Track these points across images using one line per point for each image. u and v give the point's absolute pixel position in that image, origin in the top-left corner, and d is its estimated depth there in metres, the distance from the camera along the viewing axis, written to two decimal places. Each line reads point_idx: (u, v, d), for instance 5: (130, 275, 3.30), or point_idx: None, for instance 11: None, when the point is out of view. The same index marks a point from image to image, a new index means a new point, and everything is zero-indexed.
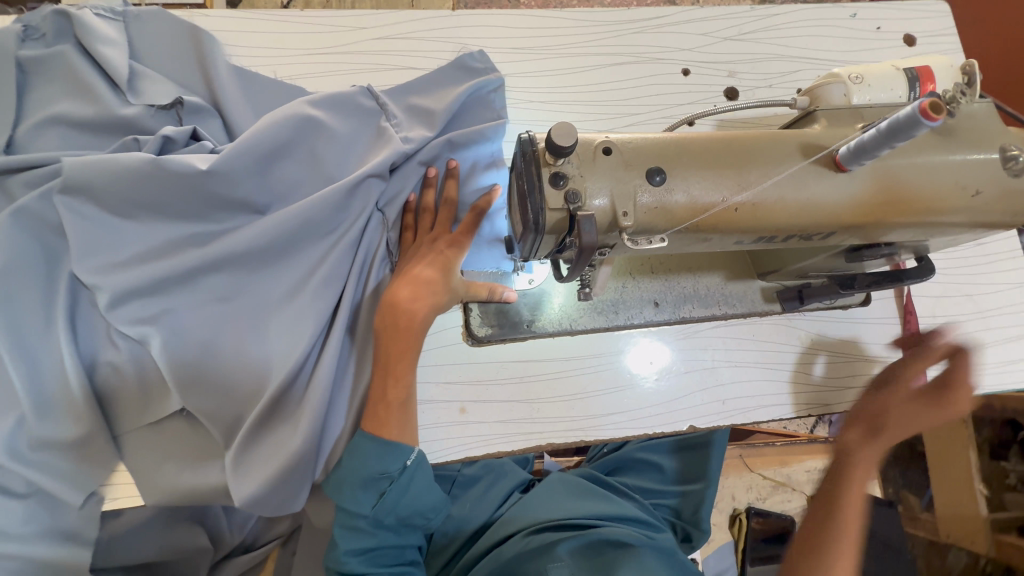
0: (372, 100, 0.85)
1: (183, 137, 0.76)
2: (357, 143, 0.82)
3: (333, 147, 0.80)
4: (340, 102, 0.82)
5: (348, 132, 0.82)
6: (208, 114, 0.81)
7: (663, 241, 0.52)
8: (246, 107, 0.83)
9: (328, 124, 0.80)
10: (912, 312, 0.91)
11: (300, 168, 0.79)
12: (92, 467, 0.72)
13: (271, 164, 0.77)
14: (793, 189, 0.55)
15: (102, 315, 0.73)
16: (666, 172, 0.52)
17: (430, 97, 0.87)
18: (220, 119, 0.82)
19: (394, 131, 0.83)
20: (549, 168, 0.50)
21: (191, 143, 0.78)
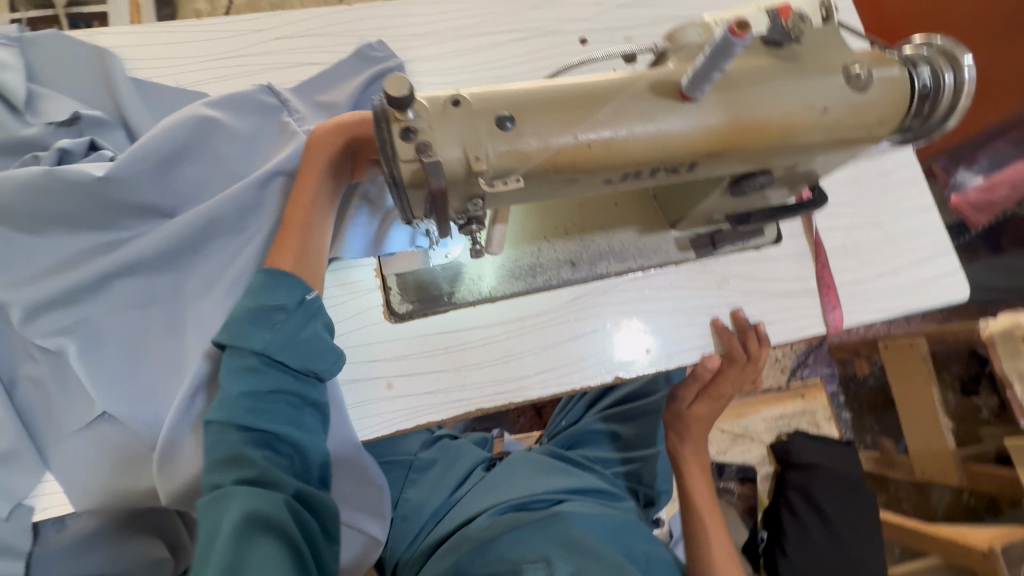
0: (274, 98, 0.87)
1: (81, 149, 0.78)
2: (262, 141, 0.85)
3: (235, 146, 0.82)
4: (239, 102, 0.84)
5: (250, 131, 0.84)
6: (110, 126, 0.83)
7: (520, 181, 0.55)
8: (148, 115, 0.85)
9: (228, 123, 0.81)
10: (821, 245, 0.94)
11: (203, 170, 0.81)
12: (18, 479, 0.73)
13: (172, 167, 0.78)
14: (643, 122, 0.57)
15: (17, 332, 0.74)
16: (516, 117, 0.54)
17: (332, 89, 0.89)
18: (125, 130, 0.84)
19: (297, 125, 0.85)
20: (398, 123, 0.52)
21: (91, 153, 0.80)
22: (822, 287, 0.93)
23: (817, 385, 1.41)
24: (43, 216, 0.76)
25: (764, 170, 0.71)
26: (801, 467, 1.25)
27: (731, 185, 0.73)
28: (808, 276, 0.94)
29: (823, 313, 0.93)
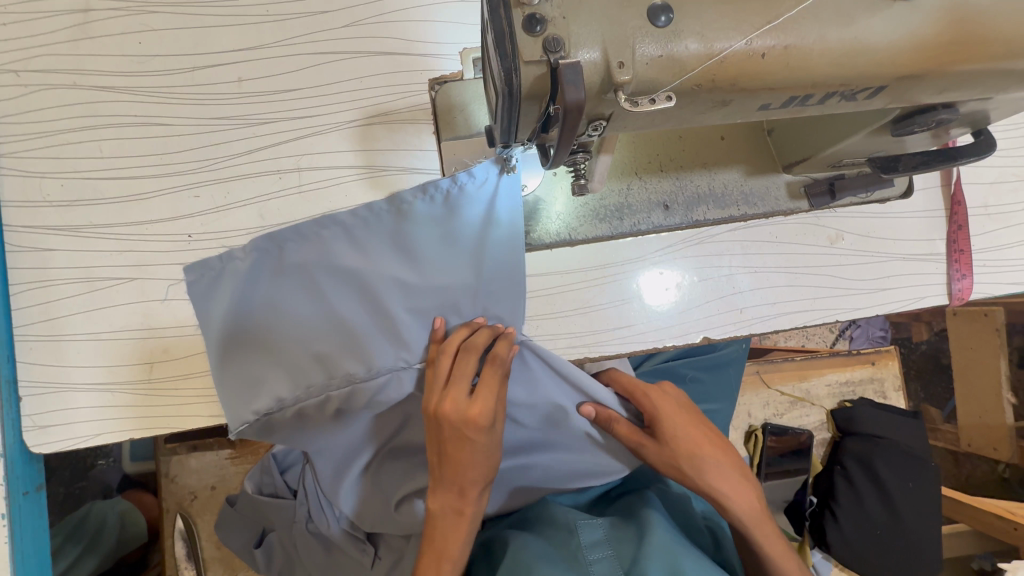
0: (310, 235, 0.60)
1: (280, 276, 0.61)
2: (374, 224, 0.61)
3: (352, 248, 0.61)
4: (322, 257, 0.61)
5: (365, 228, 0.61)
6: (312, 240, 0.61)
7: (671, 99, 0.42)
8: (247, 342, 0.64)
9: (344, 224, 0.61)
10: (959, 202, 0.80)
11: (295, 293, 0.62)
12: (69, 405, 0.69)
13: (275, 281, 0.61)
14: (834, 27, 0.43)
15: (66, 261, 0.70)
16: (673, 10, 0.41)
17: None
18: (163, 28, 0.73)
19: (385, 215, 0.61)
20: (521, 9, 0.39)
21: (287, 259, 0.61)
22: (952, 252, 0.81)
23: (888, 353, 1.31)
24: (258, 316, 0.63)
25: (948, 103, 0.55)
26: (863, 436, 1.19)
27: (895, 121, 0.59)
28: (937, 237, 0.81)
29: (948, 282, 0.81)
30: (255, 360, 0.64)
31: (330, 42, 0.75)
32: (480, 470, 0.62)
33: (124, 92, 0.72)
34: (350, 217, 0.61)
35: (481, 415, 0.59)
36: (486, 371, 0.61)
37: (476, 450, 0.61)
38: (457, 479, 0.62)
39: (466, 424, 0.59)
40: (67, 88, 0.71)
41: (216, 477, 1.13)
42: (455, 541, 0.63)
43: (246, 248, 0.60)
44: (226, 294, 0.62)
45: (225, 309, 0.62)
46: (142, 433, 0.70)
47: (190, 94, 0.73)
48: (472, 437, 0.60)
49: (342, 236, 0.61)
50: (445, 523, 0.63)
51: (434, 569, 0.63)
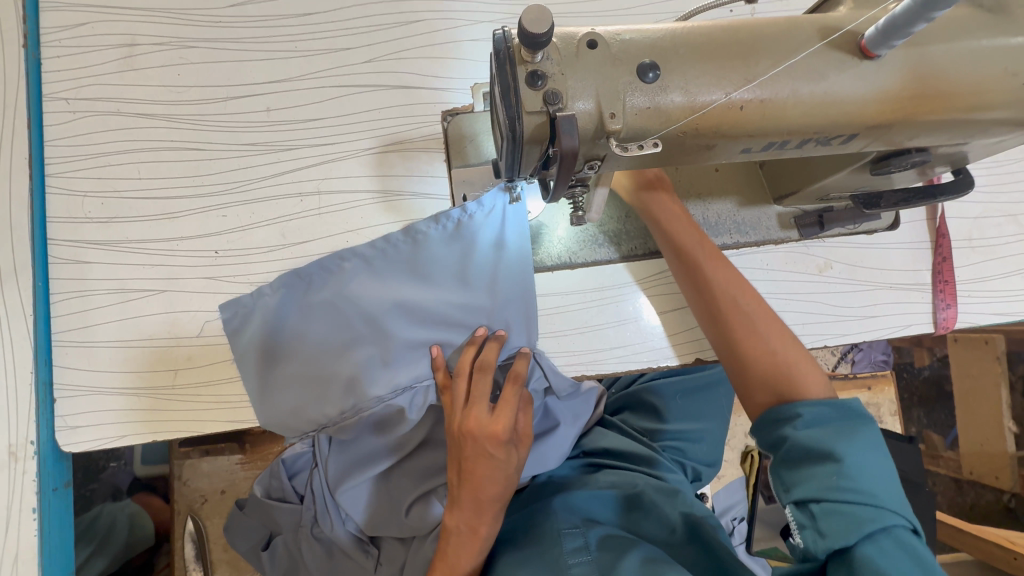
0: (335, 265, 0.69)
1: (308, 302, 0.69)
2: (390, 255, 0.70)
3: (370, 276, 0.69)
4: (345, 283, 0.69)
5: (381, 257, 0.69)
6: (335, 269, 0.69)
7: (657, 146, 0.47)
8: (281, 364, 0.71)
9: (362, 255, 0.69)
10: (944, 235, 0.84)
11: (320, 318, 0.70)
12: (99, 407, 0.74)
13: (304, 309, 0.70)
14: (807, 82, 0.48)
15: (103, 273, 0.76)
16: (661, 67, 0.46)
17: (417, 32, 0.82)
18: (199, 62, 0.79)
19: (400, 243, 0.69)
20: (525, 65, 0.44)
21: (314, 287, 0.69)
22: (937, 282, 0.84)
23: (885, 378, 1.33)
24: (289, 343, 0.70)
25: (920, 147, 0.59)
26: None
27: (874, 161, 0.63)
28: (922, 268, 0.84)
29: (933, 311, 0.84)
30: (289, 385, 0.72)
31: (352, 76, 0.81)
32: (498, 486, 0.69)
33: (163, 118, 0.78)
34: (369, 250, 0.69)
35: (503, 429, 0.67)
36: (506, 390, 0.70)
37: (494, 467, 0.68)
38: (475, 497, 0.69)
39: (489, 438, 0.67)
40: (111, 115, 0.78)
41: (227, 482, 1.17)
42: (468, 556, 0.71)
43: (276, 286, 0.69)
44: (261, 325, 0.70)
45: (261, 341, 0.70)
46: (164, 435, 0.75)
47: (222, 122, 0.79)
48: (493, 452, 0.68)
49: (361, 266, 0.69)
50: (461, 542, 0.70)
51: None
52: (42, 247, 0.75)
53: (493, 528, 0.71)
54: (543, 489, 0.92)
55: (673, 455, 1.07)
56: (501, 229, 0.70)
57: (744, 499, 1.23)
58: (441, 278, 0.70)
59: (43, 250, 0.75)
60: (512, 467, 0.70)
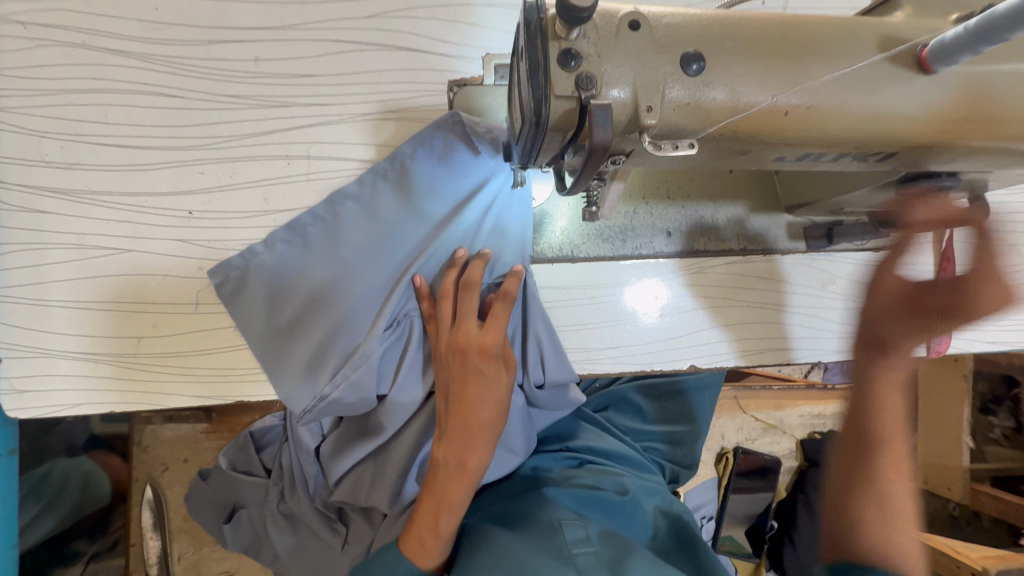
0: (325, 203, 0.71)
1: (301, 241, 0.70)
2: (377, 191, 0.70)
3: (357, 212, 0.70)
4: (334, 219, 0.70)
5: (366, 190, 0.71)
6: (327, 204, 0.71)
7: (694, 146, 0.42)
8: (280, 318, 0.69)
9: (348, 190, 0.71)
10: (949, 259, 0.82)
11: (311, 260, 0.69)
12: (50, 371, 0.68)
13: (297, 252, 0.70)
14: (859, 93, 0.44)
15: (59, 226, 0.68)
16: (705, 59, 0.41)
17: None
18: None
19: (383, 174, 0.71)
20: (558, 42, 0.39)
21: (307, 225, 0.70)
22: None
23: None
24: (285, 294, 0.69)
25: (952, 172, 0.57)
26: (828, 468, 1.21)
27: (900, 181, 0.60)
28: None
29: None
30: (292, 346, 0.70)
31: (353, 30, 0.73)
32: (490, 408, 0.64)
33: (136, 57, 0.70)
34: (357, 189, 0.71)
35: (492, 342, 0.64)
36: (494, 307, 0.66)
37: (484, 386, 0.63)
38: (465, 421, 0.63)
39: (476, 352, 0.63)
40: (76, 48, 0.69)
41: (189, 450, 1.12)
42: (457, 493, 0.64)
43: (272, 241, 0.70)
44: (261, 282, 0.69)
45: (264, 299, 0.69)
46: (123, 406, 0.70)
47: (203, 68, 0.71)
48: (482, 368, 0.64)
49: (354, 207, 0.70)
50: (448, 476, 0.64)
51: (433, 517, 0.64)
52: None
53: (483, 460, 0.64)
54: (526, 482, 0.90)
55: (653, 456, 1.10)
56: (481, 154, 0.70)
57: (714, 499, 1.25)
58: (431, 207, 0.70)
59: None
60: (502, 389, 0.65)
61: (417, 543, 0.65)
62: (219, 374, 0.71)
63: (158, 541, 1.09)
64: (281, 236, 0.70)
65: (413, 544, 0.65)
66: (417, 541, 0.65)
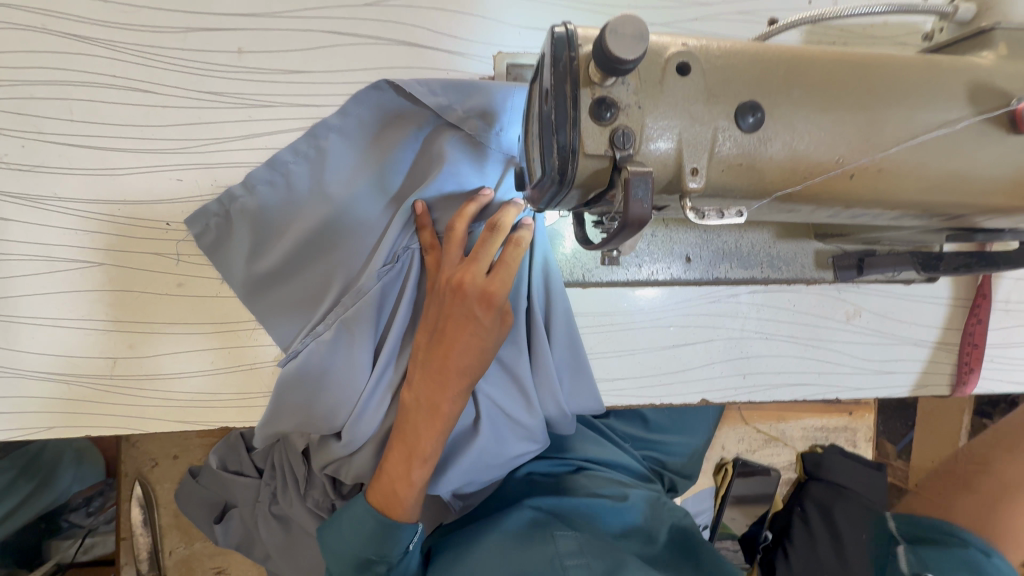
0: (306, 141, 0.59)
1: (282, 178, 0.59)
2: (366, 123, 0.59)
3: (345, 145, 0.58)
4: (318, 154, 0.59)
5: (353, 119, 0.58)
6: (312, 138, 0.59)
7: (741, 215, 0.36)
8: (264, 270, 0.61)
9: (331, 120, 0.58)
10: (986, 296, 0.76)
11: (295, 200, 0.59)
12: (21, 392, 0.64)
13: (278, 189, 0.59)
14: (937, 154, 0.38)
15: (24, 235, 0.62)
16: (763, 109, 0.35)
17: None
18: None
19: (373, 102, 0.58)
20: (592, 89, 0.33)
21: (287, 159, 0.59)
22: (964, 345, 0.78)
23: (867, 404, 1.31)
24: (269, 240, 0.60)
25: (1017, 228, 0.51)
26: (828, 484, 1.19)
27: (955, 231, 0.54)
28: (949, 327, 0.79)
29: (954, 372, 0.79)
30: (284, 303, 0.62)
31: (350, 20, 0.65)
32: (471, 357, 0.54)
33: (104, 45, 0.62)
34: (340, 120, 0.58)
35: (499, 291, 0.52)
36: (505, 250, 0.54)
37: (476, 333, 0.53)
38: (441, 364, 0.54)
39: (473, 296, 0.52)
40: (35, 31, 0.61)
41: (179, 447, 1.09)
42: (429, 437, 0.56)
43: (251, 181, 0.59)
44: (245, 235, 0.60)
45: (246, 245, 0.61)
46: (102, 428, 0.66)
47: (180, 60, 0.63)
48: (480, 317, 0.53)
49: (341, 141, 0.58)
50: (418, 419, 0.55)
51: (405, 464, 0.57)
52: None
53: (459, 409, 0.56)
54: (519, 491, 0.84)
55: (652, 465, 1.03)
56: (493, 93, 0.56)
57: (711, 508, 1.25)
58: (435, 147, 0.58)
59: None
60: (493, 339, 0.54)
61: (387, 494, 0.58)
62: (203, 399, 0.67)
63: (149, 538, 1.08)
64: (259, 177, 0.59)
65: (384, 493, 0.58)
66: (388, 490, 0.58)
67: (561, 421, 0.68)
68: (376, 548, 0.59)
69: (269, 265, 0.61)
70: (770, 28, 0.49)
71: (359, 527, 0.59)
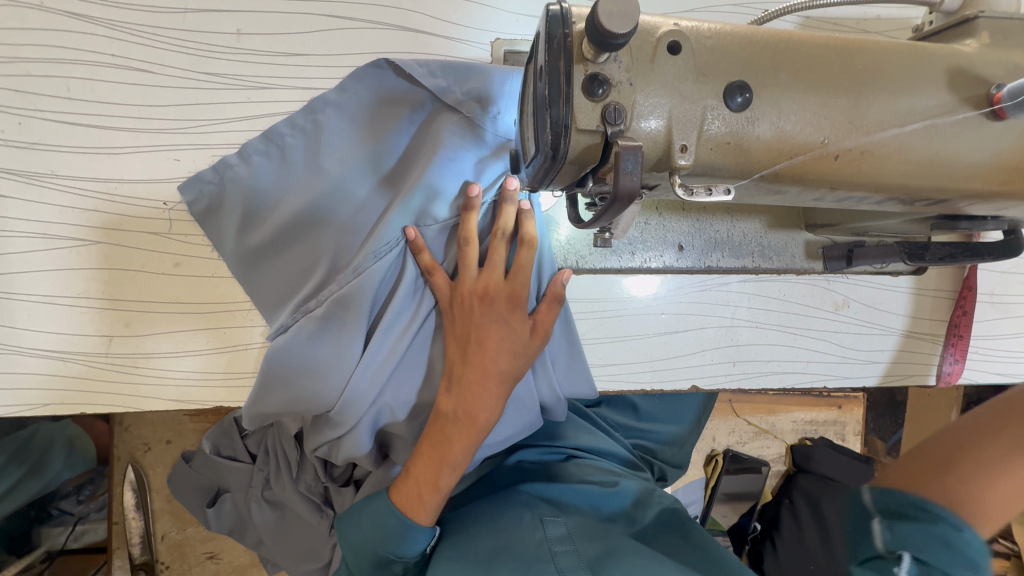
0: (302, 114, 0.58)
1: (277, 151, 0.59)
2: (363, 98, 0.58)
3: (342, 120, 0.58)
4: (315, 128, 0.58)
5: (351, 94, 0.58)
6: (309, 111, 0.58)
7: (729, 193, 0.37)
8: (255, 245, 0.60)
9: (329, 94, 0.58)
10: (971, 288, 0.78)
11: (290, 174, 0.59)
12: (18, 370, 0.64)
13: (273, 163, 0.59)
14: (919, 137, 0.39)
15: (21, 213, 0.62)
16: (751, 89, 0.36)
17: None
18: None
19: (372, 78, 0.58)
20: (585, 65, 0.33)
21: (283, 132, 0.59)
22: (950, 336, 0.80)
23: (856, 399, 1.33)
24: (262, 212, 0.60)
25: (999, 217, 0.52)
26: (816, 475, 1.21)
27: (942, 219, 0.55)
28: (937, 319, 0.80)
29: (939, 363, 0.81)
30: (274, 279, 0.62)
31: (348, 5, 0.65)
32: (506, 360, 0.57)
33: (102, 24, 0.62)
34: (339, 95, 0.58)
35: (523, 293, 0.57)
36: (519, 253, 0.57)
37: (507, 337, 0.57)
38: (480, 371, 0.57)
39: (503, 301, 0.57)
40: (33, 9, 0.61)
41: (172, 432, 1.09)
42: (461, 448, 0.57)
43: (246, 152, 0.58)
44: (238, 207, 0.60)
45: (238, 218, 0.60)
46: (98, 406, 0.66)
47: (178, 41, 0.63)
48: (508, 318, 0.57)
49: (339, 116, 0.58)
50: (455, 428, 0.57)
51: (433, 472, 0.58)
52: None
53: (493, 419, 0.58)
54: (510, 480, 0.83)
55: (642, 454, 1.04)
56: (488, 77, 0.57)
57: (701, 499, 1.26)
58: (432, 127, 0.58)
59: None
60: (522, 343, 0.58)
61: (413, 498, 0.60)
62: (198, 379, 0.67)
63: (142, 522, 1.08)
64: (253, 150, 0.58)
65: (409, 497, 0.60)
66: (414, 495, 0.59)
67: (556, 408, 0.68)
68: (393, 548, 0.61)
69: (258, 238, 0.60)
70: (761, 16, 0.50)
71: (380, 529, 0.60)
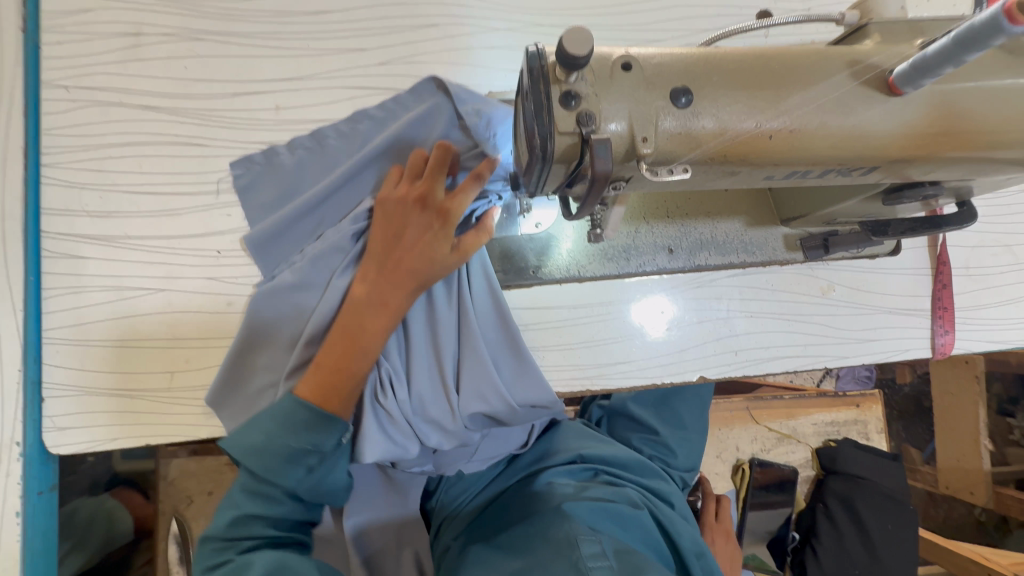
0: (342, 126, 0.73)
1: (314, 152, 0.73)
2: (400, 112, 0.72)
3: (375, 128, 0.72)
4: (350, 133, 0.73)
5: (388, 111, 0.73)
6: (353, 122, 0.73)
7: (686, 170, 0.46)
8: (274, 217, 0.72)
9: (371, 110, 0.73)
10: (945, 262, 0.86)
11: (322, 166, 0.72)
12: (90, 409, 0.72)
13: (311, 158, 0.73)
14: (836, 115, 0.48)
15: (97, 271, 0.73)
16: (693, 92, 0.46)
17: (435, 37, 0.81)
18: (201, 57, 0.77)
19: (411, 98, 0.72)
20: (559, 85, 0.44)
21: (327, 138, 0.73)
22: (936, 309, 0.86)
23: (873, 396, 1.35)
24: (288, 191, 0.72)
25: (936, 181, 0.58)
26: (844, 475, 1.21)
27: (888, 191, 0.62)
28: (921, 295, 0.86)
29: (932, 336, 0.86)
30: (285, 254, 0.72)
31: (365, 78, 0.79)
32: (426, 266, 0.61)
33: (168, 112, 0.76)
34: (381, 112, 0.73)
35: (457, 208, 0.61)
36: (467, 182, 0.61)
37: (429, 242, 0.61)
38: (397, 265, 0.61)
39: (436, 210, 0.61)
40: (112, 106, 0.75)
41: (213, 483, 1.14)
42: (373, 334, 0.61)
43: (293, 145, 0.74)
44: (275, 185, 0.73)
45: (275, 195, 0.73)
46: (158, 437, 0.73)
47: (227, 119, 0.77)
48: (438, 227, 0.61)
49: (374, 126, 0.73)
50: (369, 312, 0.61)
51: (344, 357, 0.61)
52: (35, 244, 0.72)
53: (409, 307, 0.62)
54: (537, 499, 0.83)
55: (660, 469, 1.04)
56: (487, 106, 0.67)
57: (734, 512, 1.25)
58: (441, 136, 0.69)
59: (36, 244, 0.72)
60: (440, 247, 0.61)
61: (323, 384, 0.61)
62: None
63: None
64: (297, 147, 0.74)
65: (320, 383, 0.61)
66: (324, 377, 0.61)
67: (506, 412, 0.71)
68: None
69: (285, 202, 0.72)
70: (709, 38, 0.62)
71: None
